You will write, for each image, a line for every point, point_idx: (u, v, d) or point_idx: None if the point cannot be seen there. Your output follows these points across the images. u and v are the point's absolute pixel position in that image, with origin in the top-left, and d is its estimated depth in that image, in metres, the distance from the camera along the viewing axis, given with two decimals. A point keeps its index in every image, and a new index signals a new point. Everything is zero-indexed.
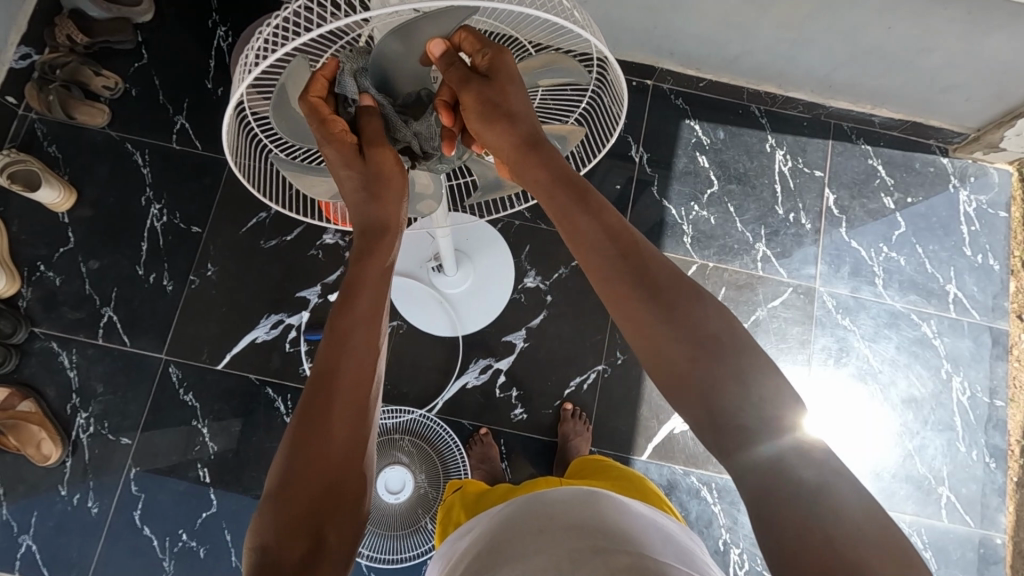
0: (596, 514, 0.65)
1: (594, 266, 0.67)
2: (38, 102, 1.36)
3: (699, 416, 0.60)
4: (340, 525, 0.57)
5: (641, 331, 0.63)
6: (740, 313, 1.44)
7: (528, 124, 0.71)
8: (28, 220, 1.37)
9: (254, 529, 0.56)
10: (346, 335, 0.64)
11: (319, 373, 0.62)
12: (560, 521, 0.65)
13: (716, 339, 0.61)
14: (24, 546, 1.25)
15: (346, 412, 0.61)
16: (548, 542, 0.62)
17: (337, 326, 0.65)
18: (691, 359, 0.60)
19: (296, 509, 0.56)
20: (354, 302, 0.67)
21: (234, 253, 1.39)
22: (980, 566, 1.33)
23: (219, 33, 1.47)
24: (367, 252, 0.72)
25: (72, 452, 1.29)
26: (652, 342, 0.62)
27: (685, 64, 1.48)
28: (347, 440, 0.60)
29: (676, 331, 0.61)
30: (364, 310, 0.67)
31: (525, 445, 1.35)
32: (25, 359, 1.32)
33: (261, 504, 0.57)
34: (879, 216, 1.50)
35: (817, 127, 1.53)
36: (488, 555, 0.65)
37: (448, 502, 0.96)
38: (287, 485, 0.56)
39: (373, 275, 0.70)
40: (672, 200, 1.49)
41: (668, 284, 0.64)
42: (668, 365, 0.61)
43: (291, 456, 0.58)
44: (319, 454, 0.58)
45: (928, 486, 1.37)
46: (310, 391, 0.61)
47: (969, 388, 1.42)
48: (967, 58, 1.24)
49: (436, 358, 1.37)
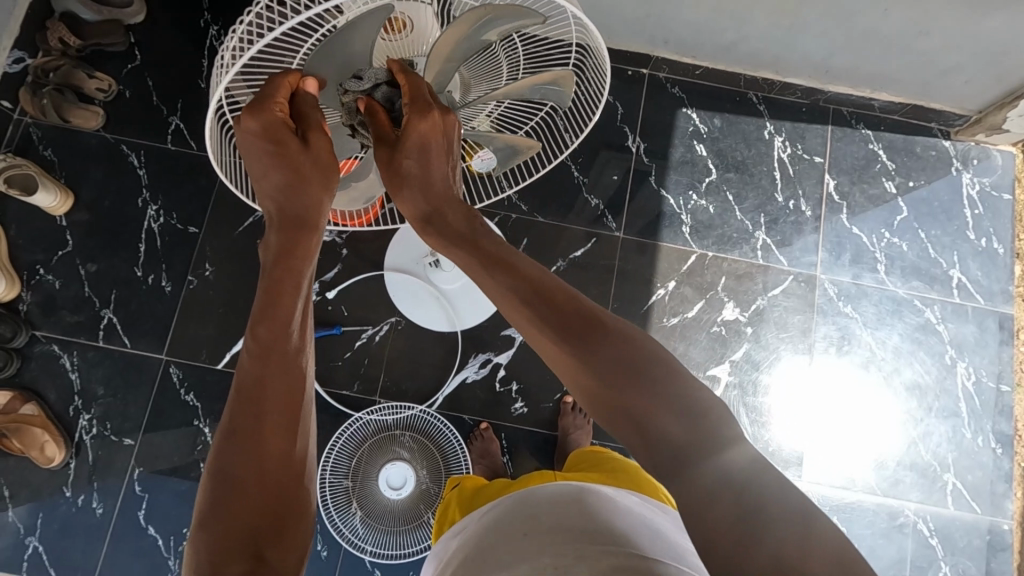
0: (581, 514, 0.65)
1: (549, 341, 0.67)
2: (33, 107, 1.37)
3: (657, 440, 0.58)
4: (281, 548, 0.60)
5: (593, 379, 0.63)
6: (740, 303, 1.43)
7: (437, 196, 0.77)
8: (26, 224, 1.37)
9: (190, 558, 0.59)
10: (269, 348, 0.67)
11: (241, 394, 0.65)
12: (549, 522, 0.65)
13: (651, 381, 0.61)
14: (31, 548, 1.26)
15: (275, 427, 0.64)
16: (529, 538, 0.64)
17: (258, 340, 0.67)
18: (634, 395, 0.61)
19: (235, 532, 0.59)
20: (271, 305, 0.68)
21: (232, 252, 1.39)
22: (988, 553, 1.32)
23: (212, 33, 1.47)
24: (293, 243, 0.72)
25: (75, 454, 1.30)
26: (601, 382, 0.63)
27: (681, 53, 1.46)
28: (275, 463, 0.63)
29: (608, 372, 0.62)
30: (285, 314, 0.68)
31: (526, 439, 1.34)
32: (27, 362, 1.32)
33: (189, 538, 0.60)
34: (880, 202, 1.48)
35: (815, 113, 1.51)
36: (478, 554, 0.66)
37: (445, 500, 0.96)
38: (217, 515, 0.60)
39: (294, 276, 0.71)
40: (669, 190, 1.48)
41: (626, 346, 0.64)
42: (618, 399, 0.61)
43: (219, 485, 0.61)
44: (251, 470, 0.62)
45: (934, 474, 1.36)
46: (235, 415, 0.64)
47: (974, 373, 1.41)
48: (967, 39, 1.22)
49: (435, 354, 1.36)
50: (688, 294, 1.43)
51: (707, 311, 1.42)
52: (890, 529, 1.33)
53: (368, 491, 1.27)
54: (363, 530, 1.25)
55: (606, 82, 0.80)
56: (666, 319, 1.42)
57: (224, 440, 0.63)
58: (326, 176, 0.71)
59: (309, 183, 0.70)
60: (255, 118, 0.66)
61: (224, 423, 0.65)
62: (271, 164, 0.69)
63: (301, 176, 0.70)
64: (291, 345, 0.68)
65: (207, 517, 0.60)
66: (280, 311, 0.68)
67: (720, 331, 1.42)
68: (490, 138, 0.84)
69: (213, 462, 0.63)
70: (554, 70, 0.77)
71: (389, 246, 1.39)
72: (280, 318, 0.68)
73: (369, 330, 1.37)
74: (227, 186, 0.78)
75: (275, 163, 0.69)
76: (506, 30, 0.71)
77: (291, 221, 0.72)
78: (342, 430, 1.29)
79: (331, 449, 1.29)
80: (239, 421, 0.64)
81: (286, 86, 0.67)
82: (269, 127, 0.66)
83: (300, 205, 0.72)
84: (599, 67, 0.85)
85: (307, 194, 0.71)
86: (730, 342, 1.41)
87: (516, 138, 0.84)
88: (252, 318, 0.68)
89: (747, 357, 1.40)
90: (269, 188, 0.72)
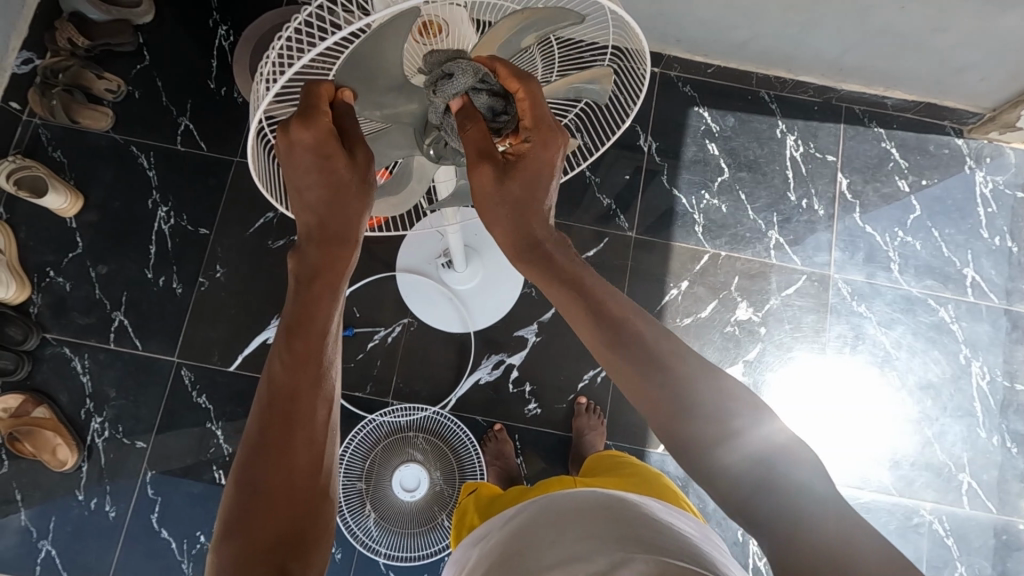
0: (612, 524, 0.64)
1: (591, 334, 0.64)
2: (42, 107, 1.36)
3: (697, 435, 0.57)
4: (304, 560, 0.59)
5: (633, 378, 0.61)
6: (753, 302, 1.42)
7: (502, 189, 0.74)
8: (35, 226, 1.37)
9: (212, 567, 0.58)
10: (300, 364, 0.64)
11: (270, 404, 0.63)
12: (579, 531, 0.64)
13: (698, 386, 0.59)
14: (44, 551, 1.25)
15: (305, 443, 0.62)
16: (559, 544, 0.62)
17: (291, 349, 0.65)
18: (676, 396, 0.59)
19: (260, 546, 0.57)
20: (306, 314, 0.66)
21: (243, 253, 1.38)
22: (1003, 552, 1.32)
23: (220, 33, 1.46)
24: (326, 257, 0.68)
25: (87, 457, 1.29)
26: (641, 383, 0.60)
27: (692, 51, 1.45)
28: (305, 478, 0.61)
29: (643, 364, 0.60)
30: (320, 323, 0.66)
31: (539, 440, 1.34)
32: (38, 365, 1.32)
33: (212, 547, 0.59)
34: (893, 201, 1.47)
35: (828, 111, 1.50)
36: (502, 563, 0.64)
37: (461, 506, 0.96)
38: (240, 525, 0.58)
39: (332, 287, 0.68)
40: (682, 189, 1.47)
41: (669, 348, 0.62)
42: (667, 402, 0.59)
43: (243, 498, 0.60)
44: (279, 487, 0.60)
45: (949, 473, 1.36)
46: (262, 425, 0.62)
47: (988, 372, 1.40)
48: (982, 36, 1.22)
49: (448, 356, 1.36)
50: (701, 293, 1.42)
51: (720, 310, 1.42)
52: (905, 529, 1.33)
53: (382, 493, 1.26)
54: (378, 532, 1.25)
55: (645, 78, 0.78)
56: (679, 319, 1.41)
57: (253, 452, 0.61)
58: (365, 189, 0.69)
59: (350, 197, 0.68)
60: (308, 129, 0.63)
61: (250, 438, 0.62)
62: (316, 175, 0.67)
63: (343, 186, 0.68)
64: (326, 360, 0.66)
65: (233, 526, 0.59)
66: (315, 322, 0.66)
67: (733, 331, 1.41)
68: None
69: (237, 473, 0.61)
70: (590, 69, 0.76)
71: (401, 247, 1.38)
72: (315, 329, 0.66)
73: (382, 331, 1.36)
74: (264, 194, 0.75)
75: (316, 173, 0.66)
76: (542, 33, 0.69)
77: (330, 236, 0.69)
78: (355, 431, 1.29)
79: (345, 450, 1.28)
80: (268, 436, 0.62)
81: (323, 92, 0.65)
82: (319, 138, 0.64)
83: (338, 216, 0.69)
84: (636, 66, 0.83)
85: (344, 206, 0.69)
86: (743, 342, 1.40)
87: None
88: (285, 326, 0.66)
89: (759, 356, 1.40)
90: (313, 198, 0.68)
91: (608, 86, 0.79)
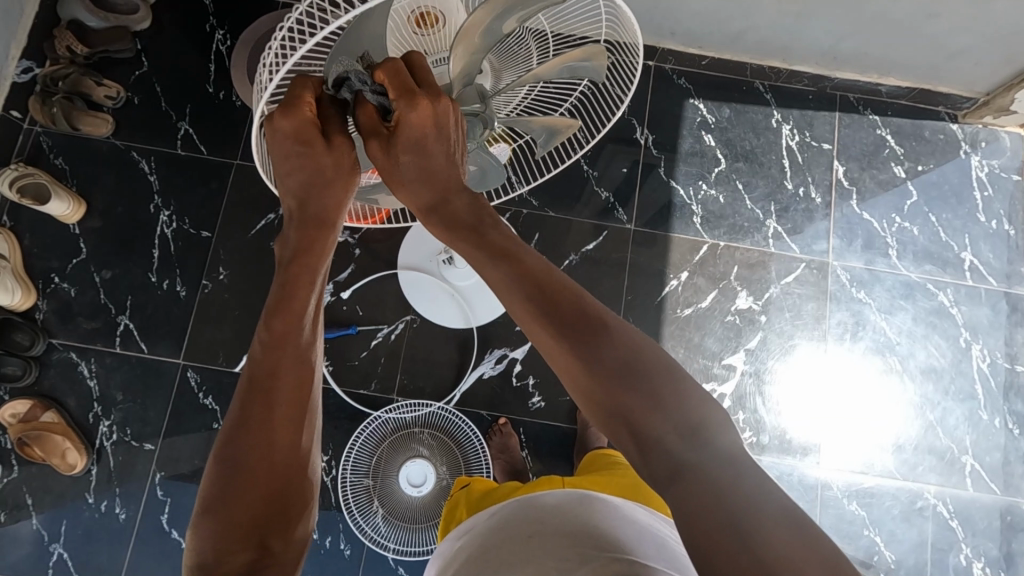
0: (583, 518, 0.67)
1: (547, 339, 0.63)
2: (42, 115, 1.37)
3: (652, 434, 0.56)
4: (284, 536, 0.65)
5: (583, 386, 0.61)
6: (753, 291, 1.43)
7: (443, 180, 0.73)
8: (39, 233, 1.38)
9: (194, 541, 0.64)
10: (280, 346, 0.68)
11: (249, 384, 0.67)
12: (548, 524, 0.67)
13: (654, 387, 0.58)
14: (56, 554, 1.26)
15: (282, 420, 0.66)
16: (531, 538, 0.66)
17: (269, 335, 0.68)
18: (618, 389, 0.59)
19: (237, 525, 0.63)
20: (287, 298, 0.70)
21: (245, 256, 1.39)
22: (1008, 533, 1.33)
23: (218, 37, 1.47)
24: (309, 242, 0.73)
25: (96, 460, 1.30)
26: (590, 384, 0.60)
27: (686, 44, 1.46)
28: (283, 456, 0.65)
29: (608, 376, 0.59)
30: (298, 307, 0.69)
31: (544, 433, 1.35)
32: (45, 370, 1.33)
33: (193, 522, 0.64)
34: (889, 187, 1.48)
35: (823, 101, 1.51)
36: (478, 558, 0.67)
37: (454, 499, 0.96)
38: (218, 505, 0.63)
39: (310, 269, 0.72)
40: (679, 181, 1.48)
41: (625, 344, 0.61)
42: (627, 407, 0.57)
43: (220, 477, 0.64)
44: (258, 462, 0.64)
45: (952, 457, 1.36)
46: (240, 406, 0.66)
47: (988, 354, 1.41)
48: (975, 22, 1.23)
49: (452, 351, 1.37)
50: (701, 284, 1.43)
51: (721, 300, 1.42)
52: (910, 513, 1.33)
53: (389, 488, 1.27)
54: (386, 528, 1.26)
55: (641, 53, 0.78)
56: (680, 309, 1.42)
57: (230, 432, 0.65)
58: (345, 173, 0.71)
59: (331, 187, 0.72)
60: (288, 119, 0.66)
61: (231, 414, 0.66)
62: (297, 162, 0.70)
63: (325, 177, 0.71)
64: (303, 340, 0.69)
65: (211, 506, 0.64)
66: (293, 307, 0.69)
67: (734, 320, 1.42)
68: (526, 123, 0.84)
69: (219, 450, 0.65)
70: (583, 47, 0.77)
71: (402, 243, 1.40)
72: (294, 313, 0.69)
73: (385, 328, 1.37)
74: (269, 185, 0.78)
75: (299, 157, 0.69)
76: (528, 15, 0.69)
77: (310, 220, 0.73)
78: (362, 428, 1.30)
79: (351, 448, 1.29)
80: (248, 412, 0.65)
81: (307, 83, 0.67)
82: (300, 128, 0.66)
83: (319, 203, 0.73)
84: (631, 44, 0.84)
85: (324, 192, 0.72)
86: (744, 331, 1.41)
87: (552, 120, 0.84)
88: (267, 311, 0.69)
89: (761, 344, 1.40)
90: (293, 184, 0.72)
91: (602, 64, 0.80)
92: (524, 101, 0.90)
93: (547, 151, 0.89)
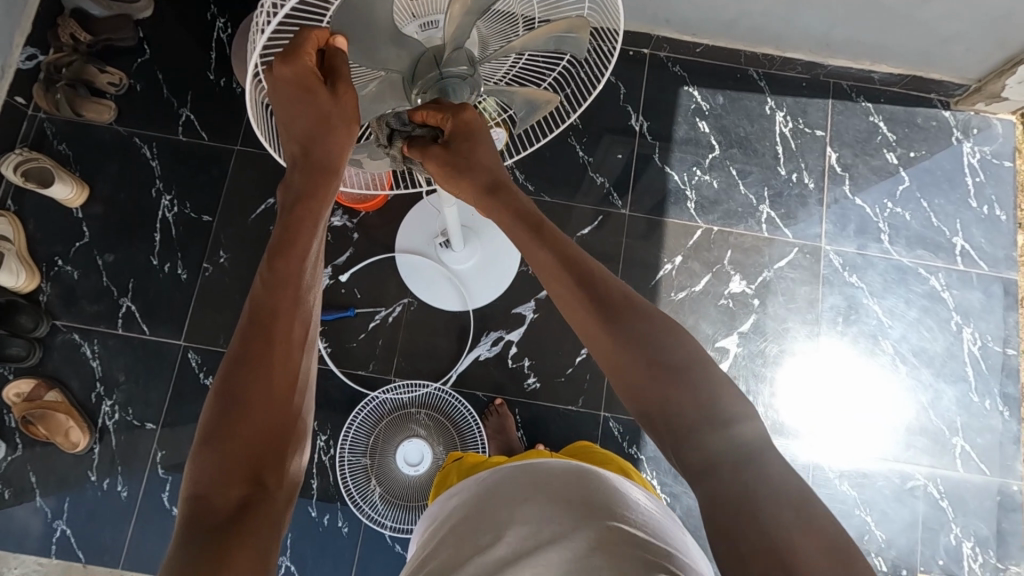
0: (583, 487, 0.67)
1: (574, 311, 0.72)
2: (46, 102, 1.39)
3: (677, 411, 0.63)
4: (278, 475, 0.64)
5: (604, 349, 0.68)
6: (747, 275, 1.44)
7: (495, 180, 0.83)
8: (43, 218, 1.40)
9: (188, 476, 0.62)
10: (281, 285, 0.70)
11: (253, 325, 0.68)
12: (550, 488, 0.67)
13: (681, 367, 0.65)
14: (59, 531, 1.29)
15: (283, 357, 0.67)
16: (530, 502, 0.66)
17: (273, 274, 0.70)
18: (649, 366, 0.65)
19: (231, 460, 0.62)
20: (294, 240, 0.72)
21: (245, 240, 1.41)
22: (999, 514, 1.34)
23: (219, 25, 1.49)
24: (312, 188, 0.76)
25: (99, 439, 1.32)
26: (612, 354, 0.68)
27: (681, 31, 1.48)
28: (282, 387, 0.66)
29: (637, 348, 0.66)
30: (303, 249, 0.72)
31: (540, 413, 1.36)
32: (49, 352, 1.35)
33: (190, 453, 0.63)
34: (882, 173, 1.50)
35: (816, 88, 1.53)
36: (478, 515, 0.68)
37: (444, 471, 0.98)
38: (215, 435, 0.62)
39: (314, 214, 0.75)
40: (674, 167, 1.49)
41: (664, 326, 0.68)
42: (652, 388, 0.65)
43: (217, 407, 0.64)
44: (255, 399, 0.64)
45: (943, 438, 1.38)
46: (243, 341, 0.67)
47: (980, 337, 1.42)
48: (964, 8, 1.25)
49: (448, 333, 1.39)
50: (695, 268, 1.45)
51: (714, 284, 1.44)
52: (901, 493, 1.35)
53: (387, 467, 1.29)
54: (383, 505, 1.28)
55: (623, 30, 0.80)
56: (674, 293, 1.44)
57: (232, 365, 0.66)
58: (348, 125, 0.74)
59: (333, 131, 0.74)
60: (290, 66, 0.67)
61: (231, 355, 0.66)
62: (302, 109, 0.72)
63: (325, 125, 0.74)
64: (304, 282, 0.71)
65: (206, 437, 0.63)
66: (299, 250, 0.72)
67: (727, 303, 1.44)
68: (510, 94, 0.86)
69: (219, 383, 0.65)
70: (567, 19, 0.79)
71: (400, 227, 1.42)
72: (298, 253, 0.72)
73: (383, 311, 1.39)
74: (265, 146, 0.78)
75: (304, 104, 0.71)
76: None
77: (314, 167, 0.76)
78: (360, 409, 1.32)
79: (350, 428, 1.32)
80: (248, 351, 0.66)
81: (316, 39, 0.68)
82: (299, 73, 0.68)
83: (318, 148, 0.76)
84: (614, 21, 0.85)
85: (323, 139, 0.75)
86: (738, 314, 1.43)
87: (535, 92, 0.86)
88: (271, 252, 0.71)
89: (755, 327, 1.42)
90: (298, 132, 0.75)
91: (586, 36, 0.81)
92: (512, 71, 0.92)
93: (528, 126, 0.91)
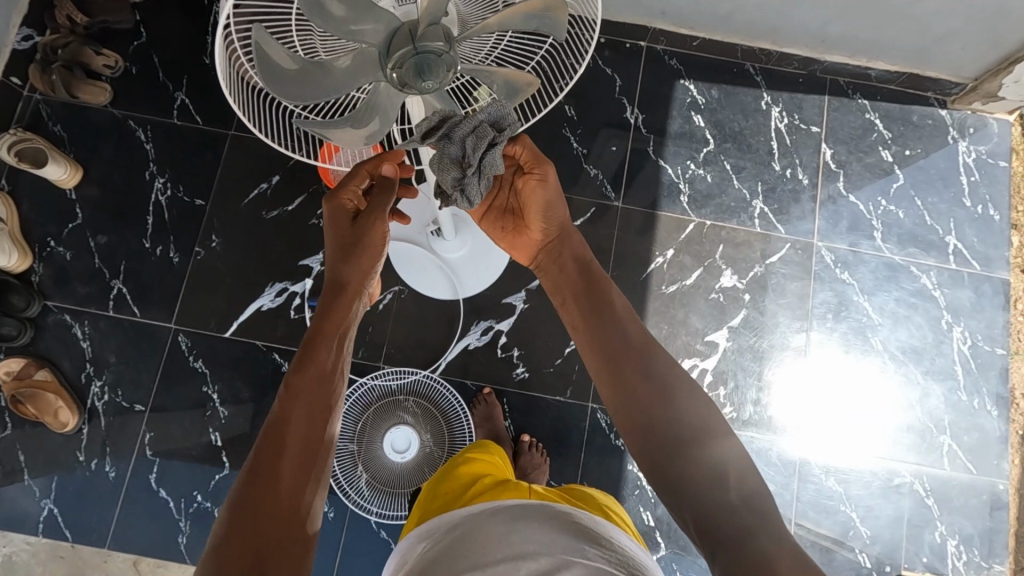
0: (570, 527, 0.64)
1: (587, 340, 0.81)
2: (42, 83, 1.41)
3: (669, 430, 0.70)
4: (281, 557, 0.63)
5: (601, 370, 0.78)
6: (738, 270, 1.44)
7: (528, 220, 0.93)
8: (37, 198, 1.40)
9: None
10: (303, 387, 0.75)
11: (270, 429, 0.72)
12: (534, 527, 0.63)
13: (667, 388, 0.73)
14: (47, 509, 1.29)
15: (295, 447, 0.71)
16: (515, 535, 0.62)
17: (293, 380, 0.75)
18: (642, 378, 0.74)
19: (234, 545, 0.62)
20: (313, 352, 0.79)
21: (237, 224, 1.42)
22: (984, 513, 1.34)
23: (215, 10, 1.49)
24: (334, 304, 0.85)
25: (88, 419, 1.33)
26: (605, 364, 0.77)
27: (678, 24, 1.48)
28: (294, 472, 0.69)
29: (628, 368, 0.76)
30: (323, 354, 0.79)
31: (528, 403, 1.37)
32: (40, 332, 1.36)
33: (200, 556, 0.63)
34: (877, 170, 1.49)
35: (813, 84, 1.53)
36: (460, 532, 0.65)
37: None
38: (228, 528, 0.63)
39: (333, 330, 0.82)
40: (668, 160, 1.49)
41: (648, 348, 0.77)
42: (643, 410, 0.72)
43: (233, 501, 0.66)
44: (265, 488, 0.66)
45: (930, 436, 1.38)
46: (260, 447, 0.70)
47: (970, 336, 1.42)
48: (959, 4, 1.25)
49: (438, 322, 1.39)
50: (686, 262, 1.45)
51: (705, 278, 1.44)
52: (887, 490, 1.35)
53: (373, 454, 1.29)
54: (368, 491, 1.28)
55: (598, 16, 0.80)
56: (664, 287, 1.44)
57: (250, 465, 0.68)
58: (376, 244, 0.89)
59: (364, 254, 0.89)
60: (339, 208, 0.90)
61: (249, 465, 0.69)
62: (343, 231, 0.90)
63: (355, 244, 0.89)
64: (324, 388, 0.76)
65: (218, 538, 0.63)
66: (317, 364, 0.78)
67: (718, 298, 1.44)
68: (488, 74, 0.86)
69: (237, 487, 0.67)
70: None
71: None
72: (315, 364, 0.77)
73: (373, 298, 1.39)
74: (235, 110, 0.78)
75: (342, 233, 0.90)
76: None
77: (341, 286, 0.87)
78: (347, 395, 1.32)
79: None
80: (262, 457, 0.69)
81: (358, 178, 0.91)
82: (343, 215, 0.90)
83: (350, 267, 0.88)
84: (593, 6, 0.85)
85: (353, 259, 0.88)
86: (728, 308, 1.43)
87: (512, 73, 0.86)
88: (290, 369, 0.77)
89: (745, 321, 1.42)
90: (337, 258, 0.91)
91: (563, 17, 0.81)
92: (495, 49, 0.95)
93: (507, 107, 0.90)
